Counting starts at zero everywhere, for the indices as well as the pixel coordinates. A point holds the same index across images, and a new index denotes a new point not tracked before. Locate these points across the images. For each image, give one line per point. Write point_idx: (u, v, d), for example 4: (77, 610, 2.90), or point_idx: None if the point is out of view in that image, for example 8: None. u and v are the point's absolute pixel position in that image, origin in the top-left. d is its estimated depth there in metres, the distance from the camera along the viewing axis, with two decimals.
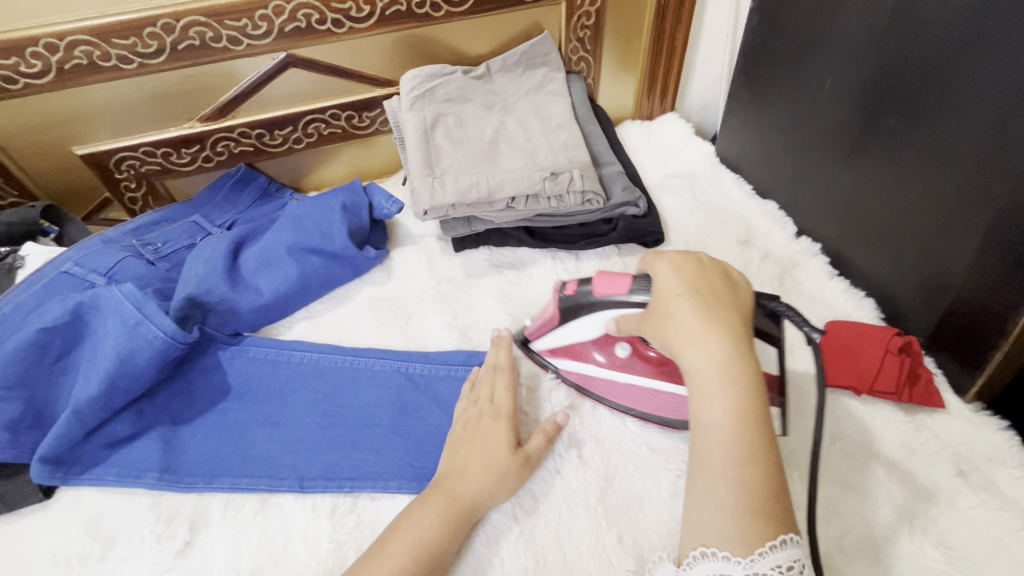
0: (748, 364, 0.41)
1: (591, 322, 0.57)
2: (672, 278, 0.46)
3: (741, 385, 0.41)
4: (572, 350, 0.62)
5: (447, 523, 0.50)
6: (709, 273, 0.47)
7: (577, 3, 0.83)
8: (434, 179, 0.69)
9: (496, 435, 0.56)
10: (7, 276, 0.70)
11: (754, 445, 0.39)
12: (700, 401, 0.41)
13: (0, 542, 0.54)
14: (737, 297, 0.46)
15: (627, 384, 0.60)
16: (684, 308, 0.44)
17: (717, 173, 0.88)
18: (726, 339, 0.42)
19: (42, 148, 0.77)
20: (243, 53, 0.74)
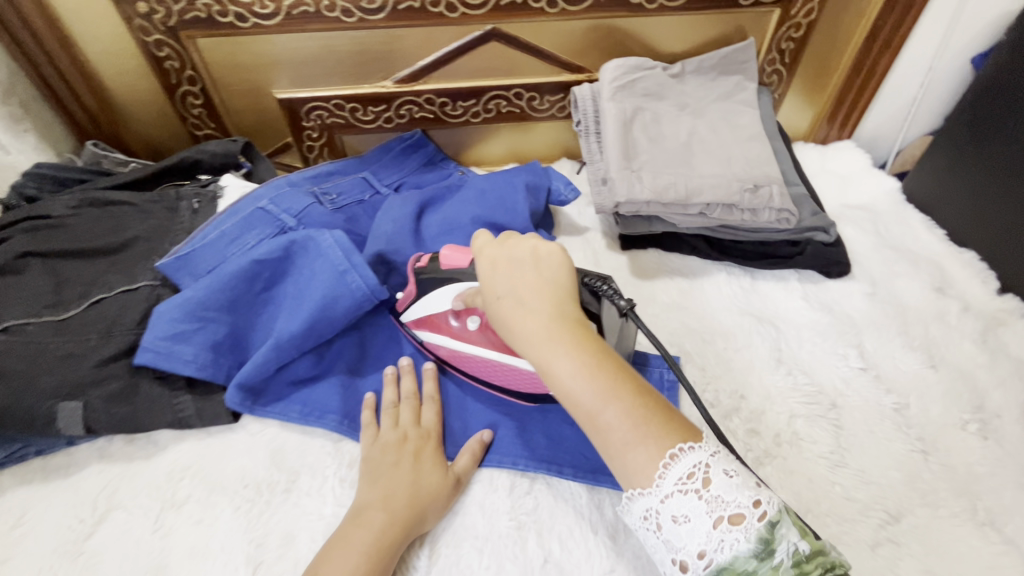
0: (573, 330, 0.42)
1: (442, 294, 0.57)
2: (498, 279, 0.46)
3: (569, 350, 0.41)
4: (430, 322, 0.60)
5: (371, 557, 0.46)
6: (520, 258, 0.47)
7: (791, 12, 0.80)
8: (632, 172, 0.68)
9: (424, 461, 0.53)
10: (209, 202, 0.71)
11: (604, 389, 0.40)
12: (547, 374, 0.42)
13: (196, 455, 0.57)
14: (546, 275, 0.46)
15: (473, 355, 0.58)
16: (505, 311, 0.44)
17: (901, 211, 0.83)
18: (542, 321, 0.43)
19: (245, 86, 0.80)
20: (455, 20, 0.75)
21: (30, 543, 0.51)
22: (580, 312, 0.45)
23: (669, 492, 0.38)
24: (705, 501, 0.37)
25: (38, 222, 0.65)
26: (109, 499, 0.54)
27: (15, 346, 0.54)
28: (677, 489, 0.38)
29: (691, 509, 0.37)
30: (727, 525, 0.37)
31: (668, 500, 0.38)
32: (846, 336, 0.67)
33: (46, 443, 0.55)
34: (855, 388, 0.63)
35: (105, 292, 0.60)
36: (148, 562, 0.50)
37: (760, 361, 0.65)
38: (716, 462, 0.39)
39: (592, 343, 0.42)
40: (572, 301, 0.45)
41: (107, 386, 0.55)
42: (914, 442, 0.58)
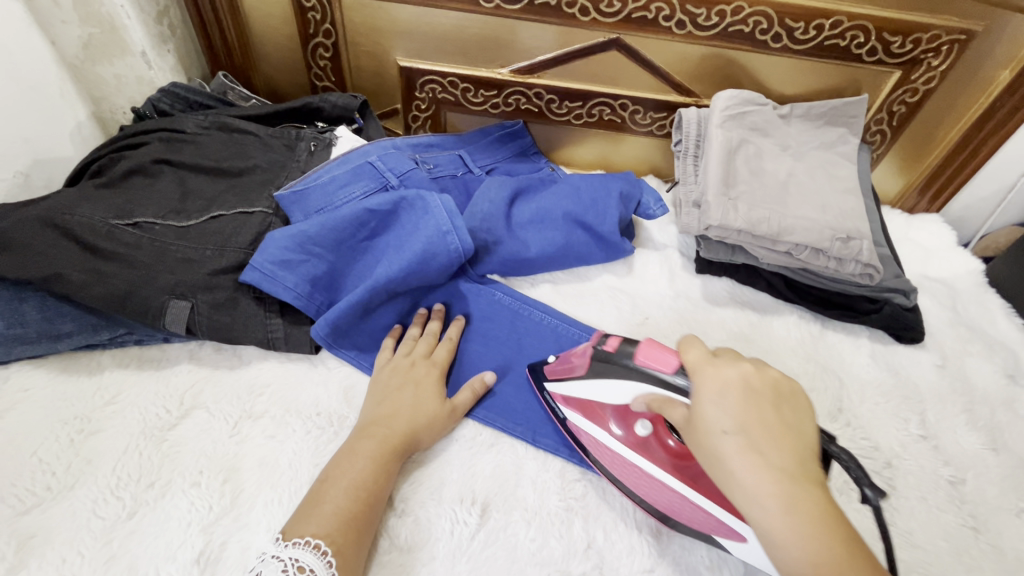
0: (819, 503, 0.36)
1: (619, 388, 0.50)
2: (728, 409, 0.39)
3: (813, 528, 0.35)
4: (589, 408, 0.55)
5: (375, 458, 0.50)
6: (777, 402, 0.40)
7: (912, 77, 0.80)
8: (728, 200, 0.70)
9: (426, 389, 0.57)
10: (324, 148, 0.75)
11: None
12: (778, 550, 0.36)
13: (276, 375, 0.60)
14: (786, 419, 0.40)
15: (628, 461, 0.52)
16: (732, 452, 0.38)
17: (982, 295, 0.82)
18: (783, 484, 0.37)
19: (372, 49, 0.85)
20: (585, 24, 0.78)
21: (118, 420, 0.55)
22: (824, 481, 0.38)
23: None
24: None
25: (173, 134, 0.71)
26: (194, 398, 0.57)
27: (143, 241, 0.59)
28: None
29: None
30: None
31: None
32: (910, 403, 0.67)
33: (146, 333, 0.59)
34: (912, 453, 0.63)
35: (224, 210, 0.64)
36: (222, 463, 0.53)
37: (821, 407, 0.65)
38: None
39: (838, 525, 0.36)
40: (813, 462, 0.39)
41: (214, 294, 0.59)
42: (965, 518, 0.58)
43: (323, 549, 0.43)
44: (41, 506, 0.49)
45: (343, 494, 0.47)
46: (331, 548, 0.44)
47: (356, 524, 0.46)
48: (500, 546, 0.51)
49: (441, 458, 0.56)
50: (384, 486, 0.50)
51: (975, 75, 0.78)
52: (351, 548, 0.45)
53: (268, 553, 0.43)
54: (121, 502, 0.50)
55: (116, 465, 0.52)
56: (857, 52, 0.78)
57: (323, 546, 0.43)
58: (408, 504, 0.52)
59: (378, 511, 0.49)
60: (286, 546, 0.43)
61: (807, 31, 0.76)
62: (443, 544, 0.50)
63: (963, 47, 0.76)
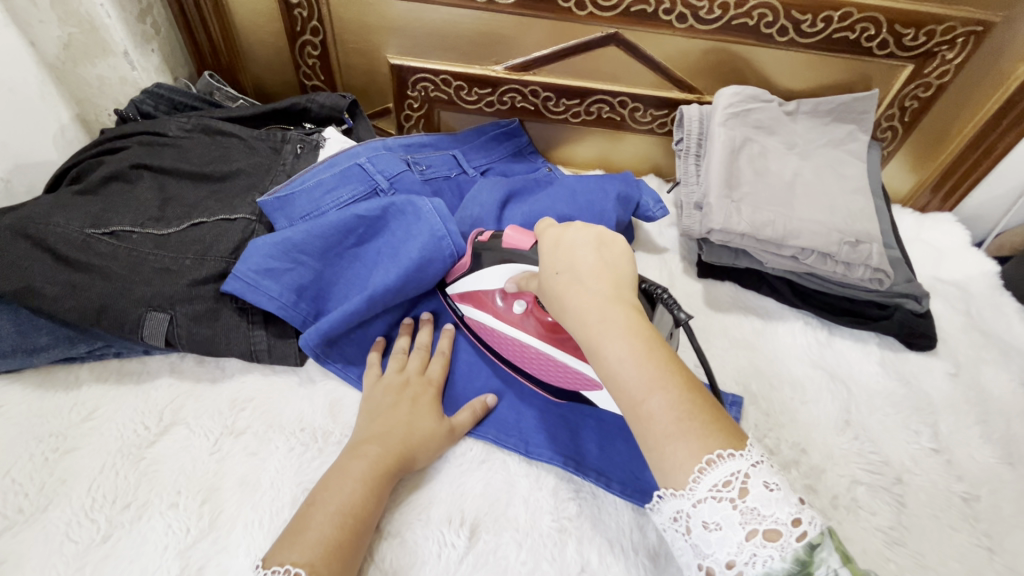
0: (628, 316, 0.40)
1: (495, 273, 0.55)
2: (562, 257, 0.44)
3: (623, 332, 0.39)
4: (477, 299, 0.59)
5: (366, 481, 0.48)
6: (600, 244, 0.45)
7: (925, 71, 0.76)
8: (731, 202, 0.67)
9: (421, 407, 0.55)
10: (311, 151, 0.72)
11: (656, 374, 0.37)
12: (597, 357, 0.39)
13: (259, 389, 0.58)
14: (606, 259, 0.44)
15: (512, 337, 0.57)
16: (559, 286, 0.43)
17: (997, 298, 0.79)
18: (597, 299, 0.40)
19: (362, 47, 0.82)
20: (581, 18, 0.75)
21: (95, 437, 0.53)
22: (637, 302, 0.42)
23: (701, 497, 0.34)
24: (737, 512, 0.33)
25: (153, 138, 0.69)
26: (174, 414, 0.55)
27: (120, 251, 0.57)
28: (710, 496, 0.34)
29: (723, 518, 0.34)
30: (761, 539, 0.33)
31: (700, 505, 0.34)
32: (921, 414, 0.64)
33: (125, 346, 0.57)
34: (923, 468, 0.60)
35: (205, 217, 0.62)
36: (201, 482, 0.51)
37: (827, 419, 0.62)
38: (757, 472, 0.34)
39: (646, 331, 0.39)
40: (630, 291, 0.43)
41: (194, 305, 0.57)
42: (980, 537, 0.55)
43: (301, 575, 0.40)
44: (14, 528, 0.47)
45: (331, 519, 0.45)
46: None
47: (341, 554, 0.43)
48: (490, 569, 0.48)
49: (431, 478, 0.54)
50: (372, 511, 0.47)
51: (992, 67, 0.75)
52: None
53: None
54: (95, 524, 0.48)
55: (92, 485, 0.50)
56: (868, 45, 0.74)
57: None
58: (395, 526, 0.50)
59: (363, 540, 0.46)
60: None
61: (814, 24, 0.72)
62: (430, 568, 0.48)
63: (979, 38, 0.72)
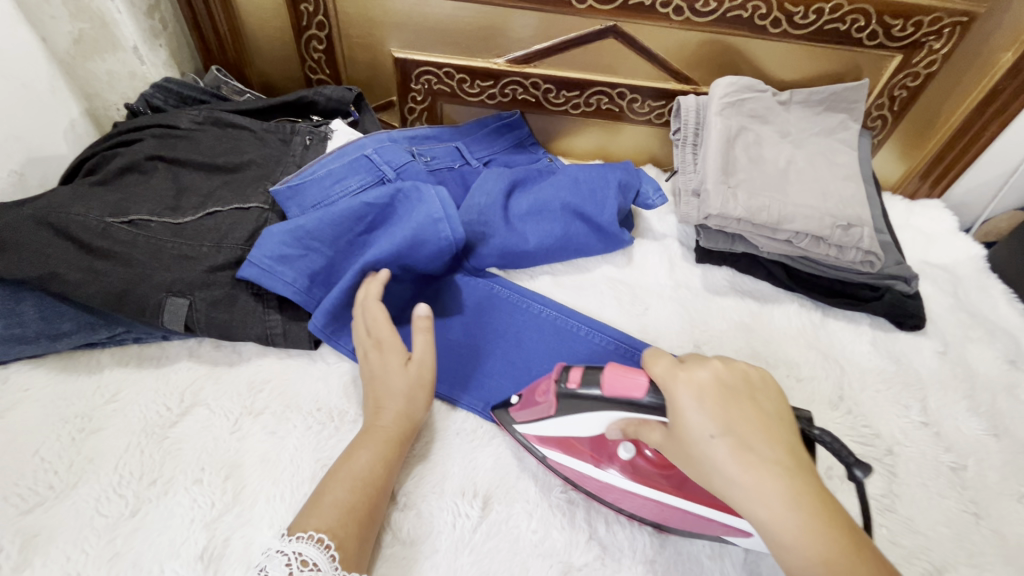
0: (816, 495, 0.37)
1: (593, 421, 0.49)
2: (714, 416, 0.40)
3: (812, 521, 0.36)
4: (568, 443, 0.53)
5: (377, 451, 0.50)
6: (759, 399, 0.41)
7: (912, 61, 0.79)
8: (727, 188, 0.69)
9: (385, 369, 0.55)
10: (319, 142, 0.74)
11: (855, 571, 0.35)
12: (780, 543, 0.37)
13: (276, 371, 0.60)
14: (764, 413, 0.41)
15: (617, 486, 0.51)
16: (725, 456, 0.38)
17: (983, 280, 0.82)
18: (781, 478, 0.37)
19: (366, 40, 0.84)
20: (581, 11, 0.77)
21: (118, 417, 0.55)
22: (817, 472, 0.39)
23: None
24: None
25: (167, 131, 0.70)
26: (194, 396, 0.57)
27: (139, 239, 0.58)
28: None
29: None
30: None
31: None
32: (911, 390, 0.67)
33: (145, 331, 0.59)
34: (913, 440, 0.63)
35: (220, 206, 0.64)
36: (223, 459, 0.53)
37: (822, 396, 0.65)
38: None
39: (832, 512, 0.37)
40: (803, 454, 0.40)
41: (212, 291, 0.59)
42: (967, 504, 0.58)
43: (326, 542, 0.43)
44: (44, 504, 0.49)
45: (348, 488, 0.47)
46: (333, 542, 0.44)
47: (360, 515, 0.46)
48: (502, 538, 0.51)
49: (443, 450, 0.57)
50: (387, 476, 0.50)
51: (977, 57, 0.77)
52: (353, 540, 0.45)
53: (273, 548, 0.43)
54: (124, 500, 0.50)
55: (118, 463, 0.52)
56: (858, 36, 0.77)
57: (327, 540, 0.43)
58: (408, 497, 0.53)
59: (381, 503, 0.49)
60: (291, 540, 0.43)
61: (806, 15, 0.75)
62: (446, 537, 0.51)
63: (965, 29, 0.75)
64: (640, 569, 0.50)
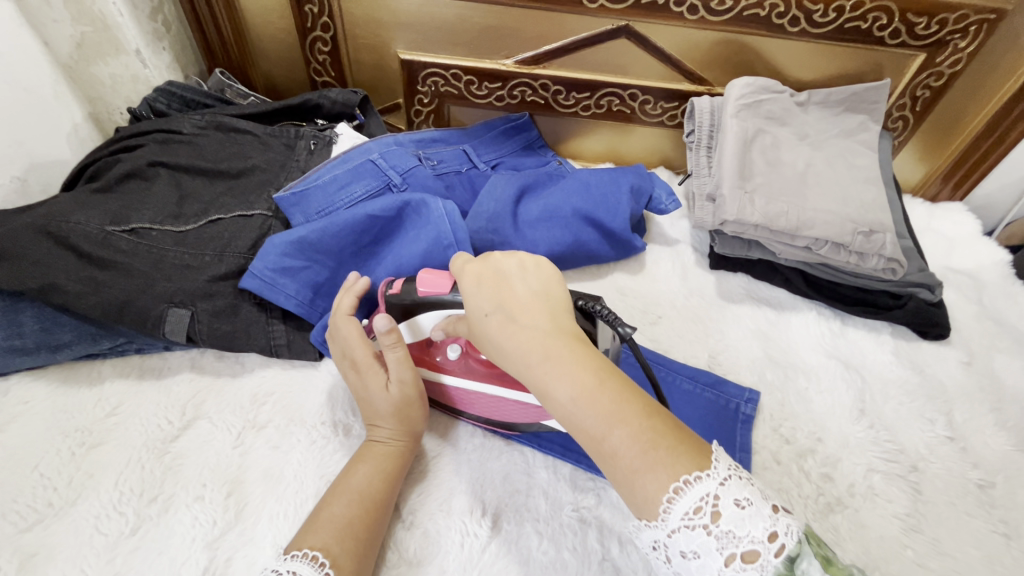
0: (583, 350, 0.39)
1: (420, 323, 0.54)
2: (485, 294, 0.43)
3: (571, 367, 0.38)
4: (413, 350, 0.58)
5: (376, 466, 0.49)
6: (524, 274, 0.44)
7: (936, 60, 0.76)
8: (744, 193, 0.67)
9: (368, 390, 0.52)
10: (324, 147, 0.73)
11: (608, 409, 0.36)
12: (545, 397, 0.38)
13: (281, 383, 0.59)
14: (536, 287, 0.44)
15: (458, 387, 0.56)
16: (494, 329, 0.41)
17: (1009, 286, 0.79)
18: (538, 336, 0.39)
19: (372, 42, 0.82)
20: (592, 11, 0.75)
21: (119, 430, 0.54)
22: (580, 332, 0.41)
23: (676, 528, 0.33)
24: (713, 537, 0.33)
25: (169, 136, 0.69)
26: (197, 408, 0.56)
27: (140, 248, 0.57)
28: (683, 525, 0.33)
29: (700, 546, 0.33)
30: (739, 563, 0.32)
31: (676, 536, 0.33)
32: (935, 402, 0.64)
33: (147, 342, 0.58)
34: (939, 456, 0.60)
35: (222, 213, 0.63)
36: (225, 474, 0.52)
37: (843, 409, 0.63)
38: (728, 491, 0.33)
39: (607, 368, 0.38)
40: (568, 319, 0.42)
41: (214, 301, 0.57)
42: (997, 523, 0.55)
43: (320, 560, 0.41)
44: (42, 522, 0.48)
45: (349, 504, 0.46)
46: (328, 560, 0.42)
47: (358, 531, 0.45)
48: (512, 558, 0.49)
49: (452, 466, 0.55)
50: (390, 493, 0.49)
51: (1005, 55, 0.74)
52: (353, 558, 0.43)
53: (268, 568, 0.41)
54: (123, 517, 0.49)
55: (118, 479, 0.51)
56: (880, 35, 0.74)
57: (321, 558, 0.41)
58: (416, 516, 0.51)
59: (383, 520, 0.47)
60: (286, 559, 0.42)
61: (826, 13, 0.72)
62: (454, 557, 0.49)
63: (992, 27, 0.72)
64: None
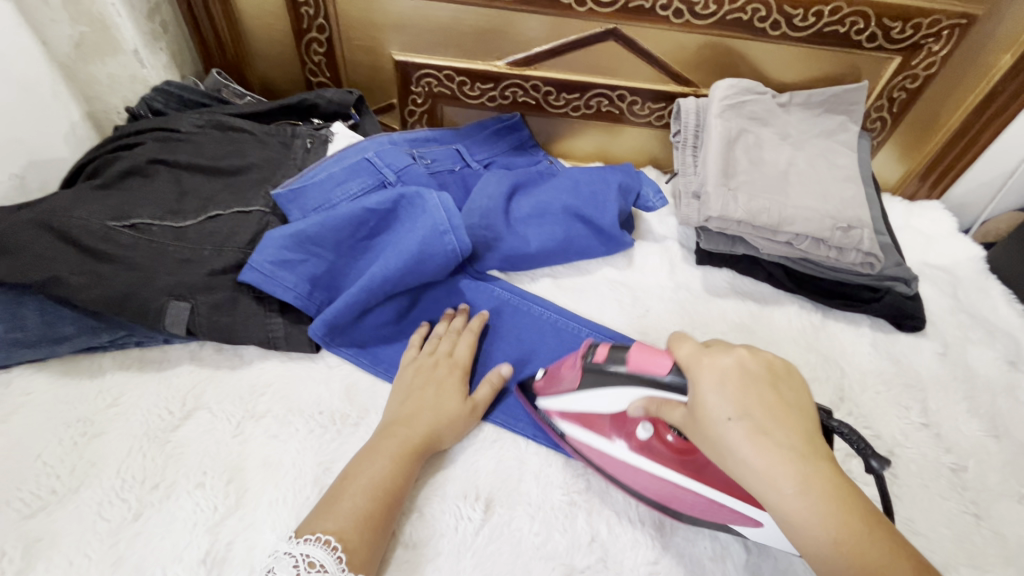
0: (830, 478, 0.36)
1: (618, 397, 0.49)
2: (726, 396, 0.40)
3: (825, 504, 0.36)
4: (587, 421, 0.54)
5: (395, 459, 0.50)
6: (778, 385, 0.40)
7: (912, 63, 0.79)
8: (728, 190, 0.69)
9: (446, 389, 0.57)
10: (320, 145, 0.75)
11: (875, 561, 0.34)
12: (795, 528, 0.36)
13: (279, 375, 0.60)
14: (786, 398, 0.40)
15: (630, 465, 0.52)
16: (739, 439, 0.38)
17: (983, 281, 0.82)
18: (795, 461, 0.37)
19: (367, 44, 0.84)
20: (581, 14, 0.77)
21: (120, 421, 0.55)
22: (832, 457, 0.38)
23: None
24: None
25: (168, 134, 0.70)
26: (196, 399, 0.57)
27: (141, 243, 0.58)
28: None
29: None
30: None
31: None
32: (911, 391, 0.67)
33: (146, 335, 0.59)
34: (914, 442, 0.63)
35: (221, 210, 0.64)
36: (225, 463, 0.53)
37: (823, 397, 0.65)
38: None
39: (855, 502, 0.36)
40: (815, 434, 0.39)
41: (214, 294, 0.59)
42: (967, 505, 0.58)
43: (332, 544, 0.43)
44: (47, 509, 0.49)
45: (363, 492, 0.47)
46: (341, 544, 0.44)
47: (373, 523, 0.46)
48: (504, 541, 0.51)
49: (449, 454, 0.57)
50: (403, 485, 0.50)
51: (976, 59, 0.78)
52: (365, 547, 0.45)
53: (282, 551, 0.43)
54: (126, 504, 0.50)
55: (120, 467, 0.52)
56: (857, 38, 0.77)
57: (333, 541, 0.43)
58: (412, 501, 0.53)
59: (396, 511, 0.48)
60: (298, 543, 0.43)
61: (806, 18, 0.75)
62: (448, 539, 0.51)
63: (963, 31, 0.75)
64: (642, 571, 0.50)
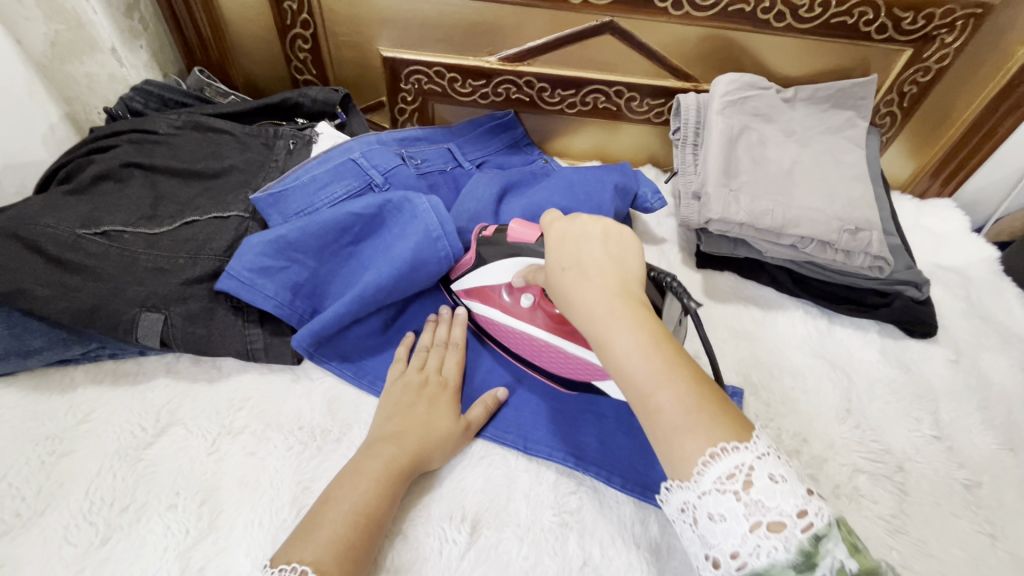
0: (639, 309, 0.38)
1: (503, 270, 0.56)
2: (565, 250, 0.43)
3: (632, 329, 0.37)
4: (484, 294, 0.60)
5: (381, 481, 0.47)
6: (610, 241, 0.43)
7: (924, 55, 0.76)
8: (730, 191, 0.66)
9: (438, 407, 0.55)
10: (304, 146, 0.72)
11: (673, 377, 0.35)
12: (602, 350, 0.38)
13: (259, 390, 0.58)
14: (615, 253, 0.42)
15: (520, 332, 0.58)
16: (566, 280, 0.41)
17: (997, 283, 0.79)
18: (604, 292, 0.39)
19: (354, 39, 0.81)
20: (575, 7, 0.74)
21: (91, 438, 0.53)
22: (646, 298, 0.40)
23: (707, 489, 0.33)
24: (742, 504, 0.32)
25: (144, 136, 0.67)
26: (171, 415, 0.55)
27: (112, 251, 0.56)
28: (714, 489, 0.33)
29: (728, 513, 0.32)
30: (764, 531, 0.31)
31: (706, 497, 0.33)
32: (922, 401, 0.64)
33: (120, 348, 0.57)
34: (924, 456, 0.60)
35: (198, 215, 0.62)
36: (199, 482, 0.51)
37: (829, 408, 0.62)
38: (764, 465, 0.33)
39: (663, 334, 0.37)
40: (638, 287, 0.41)
41: (188, 305, 0.56)
42: (982, 524, 0.55)
43: (310, 575, 0.40)
44: (11, 533, 0.47)
45: (344, 518, 0.44)
46: (320, 575, 0.40)
47: (355, 553, 0.43)
48: (492, 565, 0.48)
49: (437, 474, 0.54)
50: (387, 509, 0.47)
51: (992, 50, 0.74)
52: None
53: None
54: (94, 527, 0.48)
55: (89, 488, 0.49)
56: (866, 30, 0.73)
57: (312, 572, 0.40)
58: (397, 523, 0.50)
59: (379, 538, 0.46)
60: (274, 573, 0.40)
61: (812, 9, 0.71)
62: (432, 564, 0.48)
63: (978, 22, 0.71)
64: None
